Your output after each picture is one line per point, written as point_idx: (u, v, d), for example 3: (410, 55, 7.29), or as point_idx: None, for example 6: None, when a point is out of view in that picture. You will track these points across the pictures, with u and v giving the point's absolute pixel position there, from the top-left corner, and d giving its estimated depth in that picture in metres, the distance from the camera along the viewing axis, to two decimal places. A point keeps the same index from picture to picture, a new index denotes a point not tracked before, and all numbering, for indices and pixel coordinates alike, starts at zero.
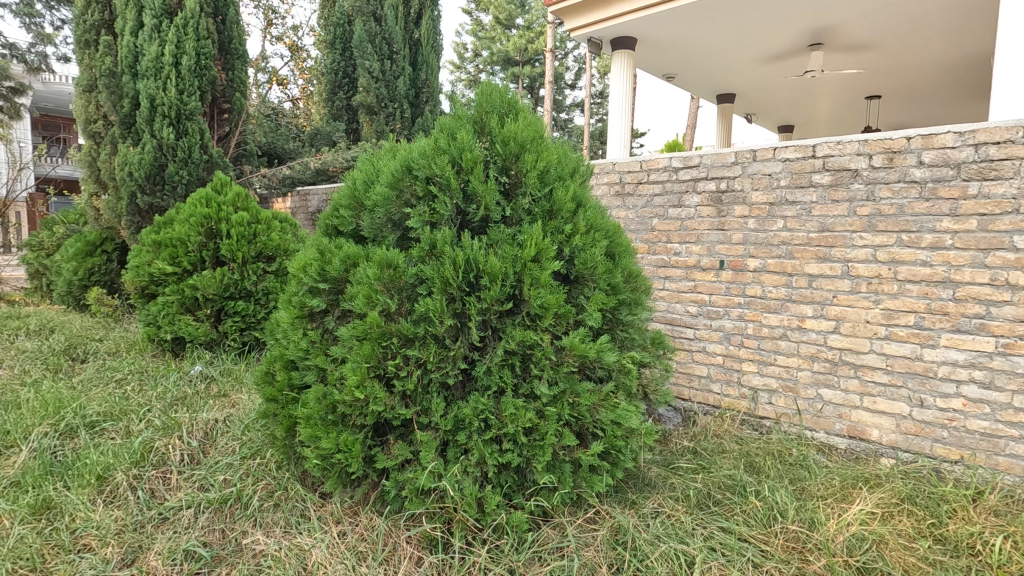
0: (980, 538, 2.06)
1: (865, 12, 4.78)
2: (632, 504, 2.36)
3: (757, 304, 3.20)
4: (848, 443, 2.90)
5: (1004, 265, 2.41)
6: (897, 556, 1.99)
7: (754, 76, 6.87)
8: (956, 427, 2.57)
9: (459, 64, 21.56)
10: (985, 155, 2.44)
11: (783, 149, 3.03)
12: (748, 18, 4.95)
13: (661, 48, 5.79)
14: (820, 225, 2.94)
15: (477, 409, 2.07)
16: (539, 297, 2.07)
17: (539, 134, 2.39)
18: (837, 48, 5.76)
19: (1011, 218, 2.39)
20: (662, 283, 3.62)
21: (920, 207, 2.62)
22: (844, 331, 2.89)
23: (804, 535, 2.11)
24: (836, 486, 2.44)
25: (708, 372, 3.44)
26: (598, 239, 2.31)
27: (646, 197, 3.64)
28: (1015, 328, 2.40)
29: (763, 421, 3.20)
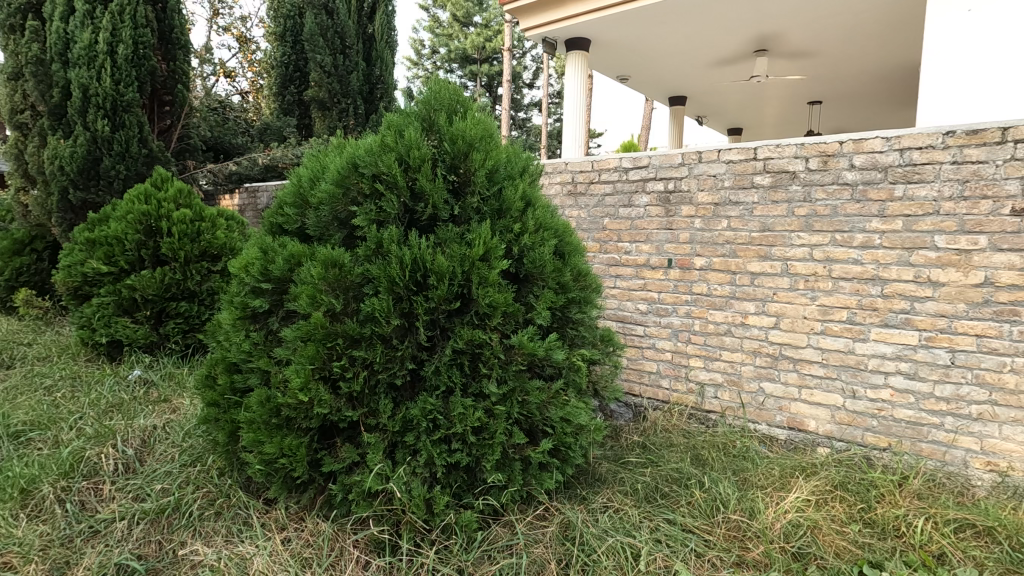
0: (904, 520, 2.18)
1: (806, 21, 4.98)
2: (582, 500, 2.40)
3: (704, 301, 3.29)
4: (788, 434, 3.02)
5: (927, 263, 2.57)
6: (830, 541, 2.09)
7: (704, 80, 7.06)
8: (885, 416, 2.72)
9: (416, 60, 21.29)
10: (909, 159, 2.59)
11: (727, 151, 3.12)
12: (697, 22, 5.08)
13: (614, 50, 5.87)
14: (761, 225, 3.05)
15: (426, 410, 2.06)
16: (487, 297, 2.07)
17: (489, 134, 2.38)
18: (780, 55, 5.99)
19: (932, 220, 2.54)
20: (613, 281, 3.68)
21: (851, 208, 2.75)
22: (784, 327, 3.01)
23: (744, 523, 2.20)
24: (775, 476, 2.54)
25: (657, 368, 3.50)
26: (547, 238, 2.32)
27: (598, 196, 3.69)
28: (935, 322, 2.56)
29: (710, 415, 3.29)
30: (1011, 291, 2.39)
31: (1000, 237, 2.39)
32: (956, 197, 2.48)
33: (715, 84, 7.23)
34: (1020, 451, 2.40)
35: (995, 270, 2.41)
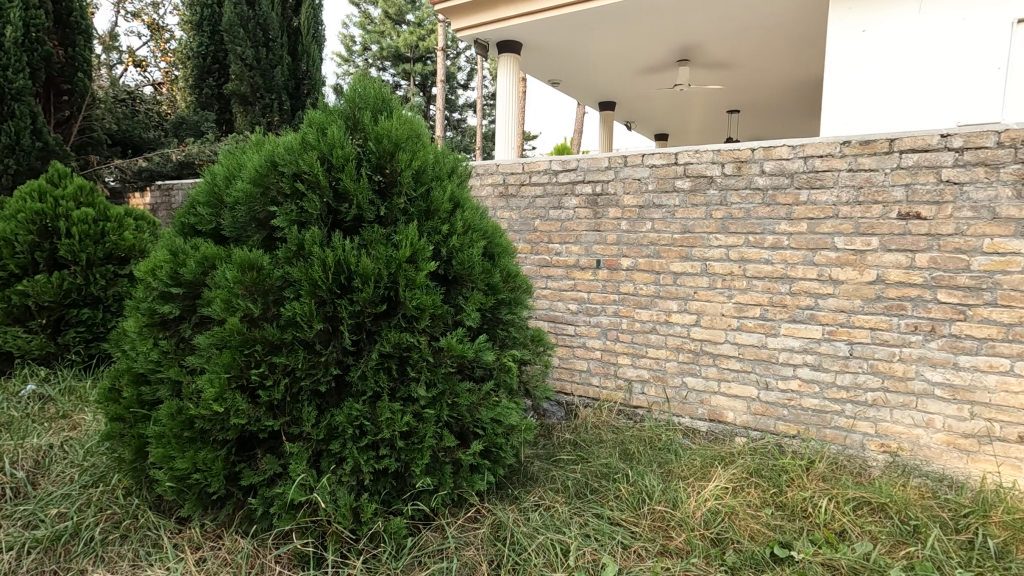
0: (811, 502, 2.35)
1: (725, 34, 5.26)
2: (514, 500, 2.42)
3: (630, 301, 3.40)
4: (708, 426, 3.17)
5: (828, 263, 2.78)
6: (746, 525, 2.22)
7: (632, 87, 7.31)
8: (794, 406, 2.91)
9: (347, 56, 20.70)
10: (812, 166, 2.79)
11: (650, 156, 3.25)
12: (624, 31, 5.25)
13: (546, 54, 5.97)
14: (682, 227, 3.18)
15: (351, 416, 2.00)
16: (414, 298, 2.04)
17: (416, 134, 2.35)
18: (701, 65, 6.31)
19: (832, 223, 2.76)
20: (544, 282, 3.72)
21: (762, 211, 2.93)
22: (704, 324, 3.16)
23: (668, 513, 2.29)
24: (697, 466, 2.66)
25: (587, 366, 3.58)
26: (476, 239, 2.32)
27: (529, 198, 3.72)
28: (836, 317, 2.78)
29: (637, 410, 3.41)
30: (899, 287, 2.62)
31: (889, 239, 2.63)
32: (852, 202, 2.70)
33: (643, 91, 7.51)
34: (908, 433, 2.64)
35: (885, 269, 2.65)
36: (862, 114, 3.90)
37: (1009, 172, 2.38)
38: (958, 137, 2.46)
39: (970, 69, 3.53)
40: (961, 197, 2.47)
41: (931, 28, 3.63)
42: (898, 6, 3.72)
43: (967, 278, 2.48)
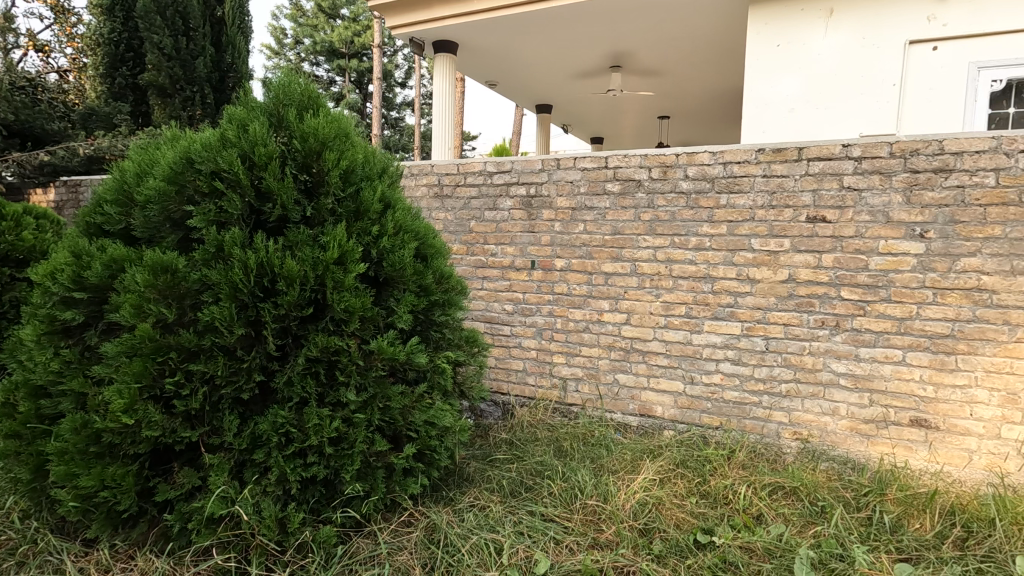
0: (731, 489, 2.48)
1: (654, 43, 5.46)
2: (449, 502, 2.42)
3: (564, 301, 3.46)
4: (639, 421, 3.27)
5: (746, 263, 2.95)
6: (670, 514, 2.32)
7: (568, 90, 7.45)
8: (716, 399, 3.07)
9: (277, 50, 19.88)
10: (730, 172, 2.95)
11: (582, 159, 3.32)
12: (558, 36, 5.36)
13: (483, 55, 5.98)
14: (612, 228, 3.28)
15: (276, 423, 1.93)
16: (343, 301, 2.00)
17: (345, 133, 2.30)
18: (633, 72, 6.51)
19: (749, 225, 2.93)
20: (480, 282, 3.71)
21: (686, 214, 3.07)
22: (634, 322, 3.27)
23: (599, 507, 2.36)
24: (627, 460, 2.75)
25: (523, 366, 3.60)
26: (407, 241, 2.29)
27: (464, 199, 3.71)
28: (753, 314, 2.95)
29: (572, 407, 3.47)
30: (808, 285, 2.82)
31: (800, 241, 2.82)
32: (766, 206, 2.89)
33: (578, 96, 7.67)
34: (817, 420, 2.84)
35: (796, 269, 2.84)
36: (777, 123, 4.16)
37: (899, 180, 2.61)
38: (856, 147, 2.68)
39: (869, 86, 3.86)
40: (860, 203, 2.69)
41: (837, 46, 3.95)
42: (808, 24, 4.03)
43: (865, 276, 2.70)
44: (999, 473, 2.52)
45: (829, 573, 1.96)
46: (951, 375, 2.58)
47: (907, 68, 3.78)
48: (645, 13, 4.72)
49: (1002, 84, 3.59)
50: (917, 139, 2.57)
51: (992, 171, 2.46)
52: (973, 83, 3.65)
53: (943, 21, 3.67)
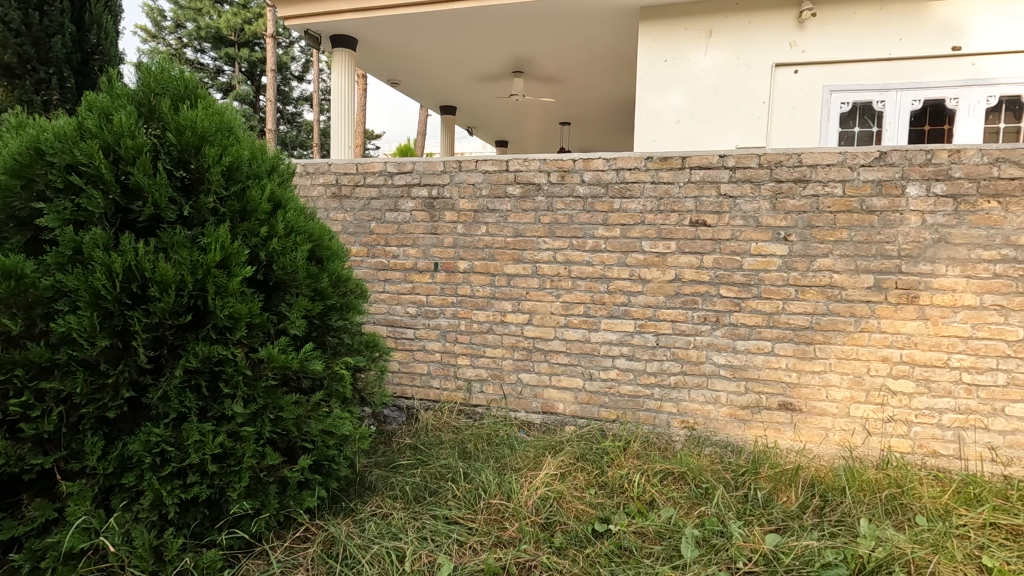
0: (627, 478, 2.62)
1: (554, 51, 5.63)
2: (349, 513, 2.34)
3: (468, 302, 3.46)
4: (542, 418, 3.36)
5: (638, 264, 3.13)
6: (571, 507, 2.40)
7: (471, 93, 7.48)
8: (613, 393, 3.22)
9: (155, 33, 18.12)
10: (623, 177, 3.12)
11: (483, 162, 3.35)
12: (460, 38, 5.37)
13: (384, 53, 5.85)
14: (514, 230, 3.34)
15: (149, 442, 1.77)
16: (226, 307, 1.87)
17: (227, 127, 2.14)
18: (534, 78, 6.67)
19: (640, 228, 3.11)
20: (382, 285, 3.61)
21: (583, 217, 3.20)
22: (536, 322, 3.34)
23: (503, 505, 2.39)
24: (530, 457, 2.82)
25: (428, 369, 3.56)
26: (300, 243, 2.19)
27: (364, 200, 3.60)
28: (645, 312, 3.14)
29: (477, 408, 3.49)
30: (692, 284, 3.05)
31: (684, 243, 3.05)
32: (655, 211, 3.08)
33: (482, 99, 7.74)
34: (702, 409, 3.08)
35: (682, 269, 3.06)
36: (666, 133, 4.47)
37: (766, 189, 2.90)
38: (731, 157, 2.93)
39: (742, 103, 4.26)
40: (735, 209, 2.95)
41: (716, 64, 4.31)
42: (691, 43, 4.36)
43: (740, 276, 2.97)
44: (849, 447, 2.87)
45: (712, 549, 2.13)
46: (810, 362, 2.90)
47: (773, 88, 4.21)
48: (545, 22, 4.85)
49: (850, 106, 4.11)
50: (780, 152, 2.86)
51: (840, 182, 2.80)
52: (826, 104, 4.14)
53: (802, 47, 4.13)
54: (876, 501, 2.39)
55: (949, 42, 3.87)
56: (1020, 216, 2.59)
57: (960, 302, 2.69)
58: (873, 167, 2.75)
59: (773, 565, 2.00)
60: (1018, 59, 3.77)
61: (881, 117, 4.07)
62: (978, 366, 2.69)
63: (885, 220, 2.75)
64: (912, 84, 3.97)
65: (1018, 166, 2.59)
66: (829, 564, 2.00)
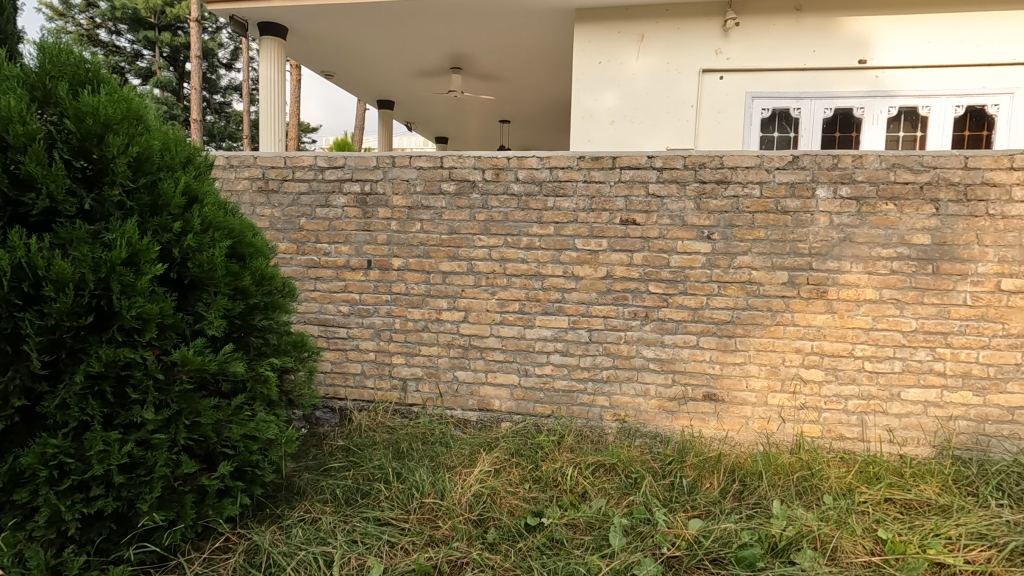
0: (560, 471, 2.67)
1: (491, 48, 5.62)
2: (276, 520, 2.27)
3: (402, 301, 3.41)
4: (478, 415, 3.36)
5: (570, 261, 3.19)
6: (504, 502, 2.42)
7: (409, 87, 7.36)
8: (548, 388, 3.27)
9: (62, 11, 16.68)
10: (556, 176, 3.16)
11: (417, 158, 3.30)
12: (395, 32, 5.27)
13: (316, 43, 5.65)
14: (449, 227, 3.31)
15: (45, 455, 1.64)
16: (134, 307, 1.75)
17: (137, 114, 1.99)
18: (472, 74, 6.65)
19: (573, 226, 3.17)
20: (312, 283, 3.49)
21: (518, 215, 3.23)
22: (471, 319, 3.34)
23: (436, 504, 2.38)
24: (465, 455, 2.81)
25: (361, 369, 3.48)
26: (218, 239, 2.08)
27: (292, 195, 3.46)
28: (578, 308, 3.20)
29: (412, 408, 3.44)
30: (622, 281, 3.14)
31: (615, 241, 3.13)
32: (587, 209, 3.15)
33: (420, 94, 7.63)
34: (633, 401, 3.17)
35: (613, 266, 3.14)
36: (600, 134, 4.57)
37: (691, 189, 3.02)
38: (658, 159, 3.04)
39: (671, 106, 4.42)
40: (662, 208, 3.06)
41: (647, 68, 4.45)
42: (624, 46, 4.47)
43: (667, 272, 3.09)
44: (767, 433, 3.05)
45: (638, 537, 2.20)
46: (732, 355, 3.06)
47: (699, 93, 4.40)
48: (482, 19, 4.83)
49: (769, 113, 4.35)
50: (703, 154, 2.99)
51: (757, 184, 2.96)
52: (748, 110, 4.36)
53: (726, 55, 4.33)
54: (789, 483, 2.56)
55: (856, 55, 4.17)
56: (913, 217, 2.84)
57: (863, 296, 2.91)
58: (787, 169, 2.93)
59: (695, 549, 2.09)
60: (914, 73, 4.13)
61: (797, 123, 4.34)
62: (878, 355, 2.92)
63: (798, 220, 2.94)
64: (823, 93, 4.26)
65: (911, 171, 2.83)
66: (745, 544, 2.12)
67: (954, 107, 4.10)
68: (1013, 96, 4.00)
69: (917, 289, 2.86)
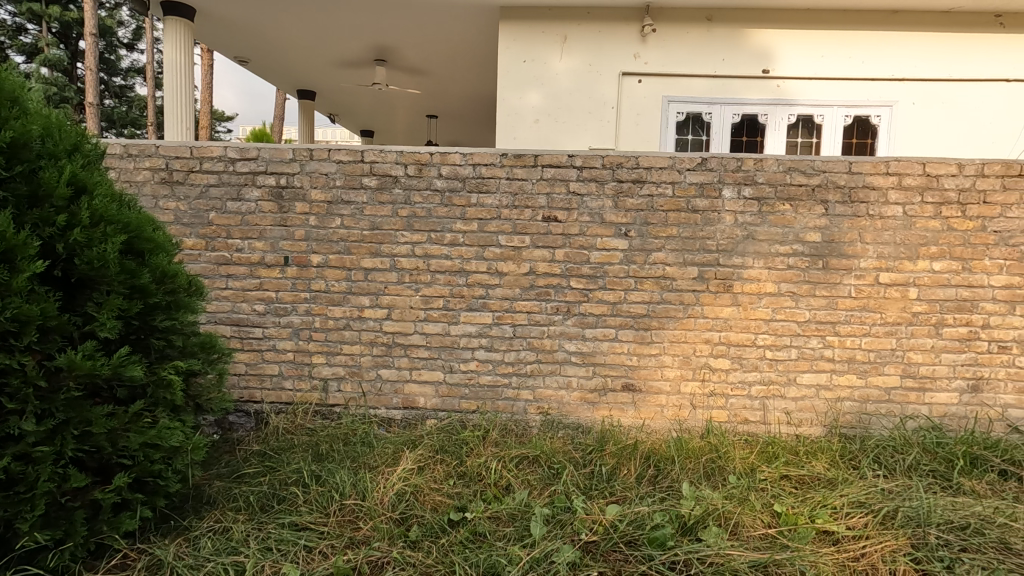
0: (484, 466, 2.69)
1: (416, 41, 5.53)
2: (183, 531, 2.16)
3: (322, 298, 3.30)
4: (403, 413, 3.33)
5: (494, 257, 3.22)
6: (427, 499, 2.42)
7: (331, 77, 7.10)
8: (473, 384, 3.29)
9: None
10: (479, 173, 3.18)
11: (336, 152, 3.20)
12: (315, 19, 5.07)
13: (227, 26, 5.34)
14: (371, 223, 3.24)
15: None
16: (8, 309, 1.60)
17: (14, 96, 1.81)
18: (398, 67, 6.51)
19: (496, 223, 3.20)
20: (224, 281, 3.31)
21: (441, 211, 3.21)
22: (395, 317, 3.29)
23: (357, 505, 2.34)
24: (388, 454, 2.77)
25: (279, 370, 3.34)
26: (111, 234, 1.91)
27: (200, 188, 3.25)
28: (502, 304, 3.24)
29: (334, 408, 3.35)
30: (545, 277, 3.21)
31: (537, 238, 3.19)
32: (510, 206, 3.18)
33: (343, 85, 7.38)
34: (555, 394, 3.25)
35: (535, 262, 3.20)
36: (526, 131, 4.62)
37: (609, 188, 3.13)
38: (578, 158, 3.12)
39: (594, 107, 4.55)
40: (582, 206, 3.15)
41: (570, 69, 4.55)
42: (547, 46, 4.55)
43: (588, 268, 3.18)
44: (679, 420, 3.22)
45: (558, 525, 2.27)
46: (648, 346, 3.21)
47: (619, 96, 4.56)
48: (406, 11, 4.75)
49: (684, 116, 4.58)
50: (620, 154, 3.10)
51: (670, 184, 3.12)
52: (665, 112, 4.56)
53: (644, 59, 4.51)
54: (698, 466, 2.73)
55: (761, 65, 4.47)
56: (807, 217, 3.09)
57: (764, 289, 3.14)
58: (696, 171, 3.10)
59: (611, 533, 2.19)
60: (810, 84, 4.49)
61: (709, 127, 4.60)
62: (777, 343, 3.16)
63: (706, 219, 3.12)
64: (732, 100, 4.54)
65: (805, 174, 3.07)
66: (657, 525, 2.24)
67: (844, 116, 4.51)
68: (893, 108, 4.45)
69: (810, 283, 3.12)
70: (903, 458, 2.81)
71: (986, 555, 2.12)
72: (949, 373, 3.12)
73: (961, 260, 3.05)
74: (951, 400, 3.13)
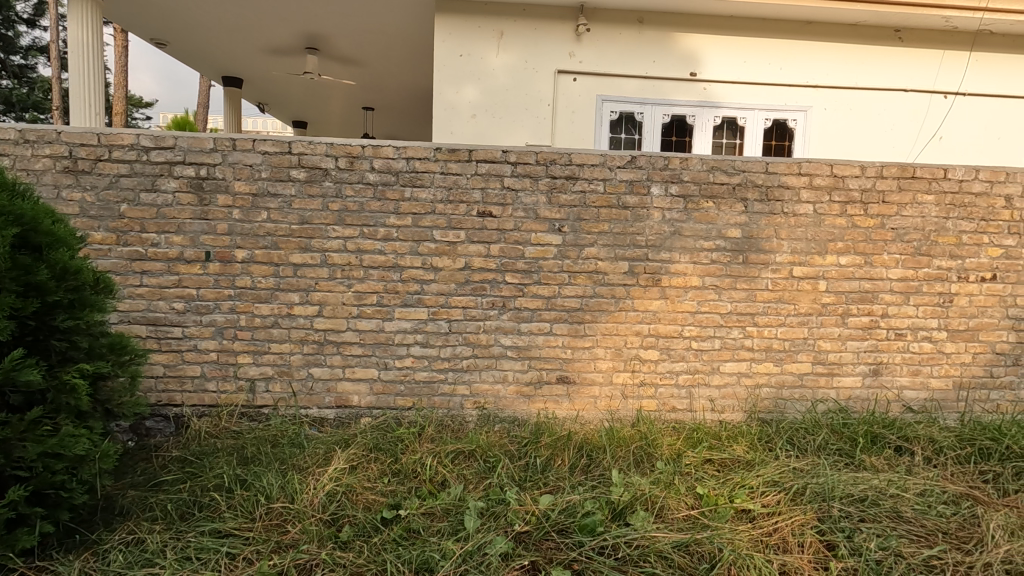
0: (419, 462, 2.66)
1: (349, 30, 5.37)
2: (92, 546, 2.05)
3: (248, 296, 3.16)
4: (335, 413, 3.25)
5: (429, 253, 3.19)
6: (360, 498, 2.37)
7: (259, 64, 6.77)
8: (408, 380, 3.25)
9: None
10: (412, 167, 3.13)
11: (261, 142, 3.07)
12: (239, 3, 4.82)
13: (141, 6, 4.99)
14: (300, 217, 3.13)
15: None
16: None
17: None
18: (330, 56, 6.29)
19: (431, 218, 3.17)
20: (137, 278, 3.10)
21: (374, 206, 3.15)
22: (326, 314, 3.20)
23: (286, 508, 2.27)
24: (319, 454, 2.70)
25: (201, 371, 3.17)
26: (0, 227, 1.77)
27: (110, 178, 3.03)
28: (437, 299, 3.22)
29: (262, 409, 3.22)
30: (480, 272, 3.21)
31: (472, 233, 3.19)
32: (444, 201, 3.17)
33: (273, 73, 7.06)
34: (491, 389, 3.27)
35: (470, 257, 3.20)
36: (462, 126, 4.60)
37: (542, 184, 3.18)
38: (511, 153, 3.14)
39: (529, 104, 4.59)
40: (517, 202, 3.18)
41: (506, 65, 4.56)
42: (483, 41, 4.53)
43: (522, 263, 3.22)
44: (611, 410, 3.32)
45: (492, 517, 2.30)
46: (582, 339, 3.28)
47: (554, 93, 4.62)
48: None
49: (617, 115, 4.70)
50: (553, 152, 3.15)
51: (601, 181, 3.20)
52: (599, 111, 4.67)
53: (578, 58, 4.60)
54: (628, 454, 2.83)
55: (688, 68, 4.66)
56: (728, 214, 3.26)
57: (690, 283, 3.28)
58: (626, 168, 3.20)
59: (542, 523, 2.23)
60: (734, 88, 4.72)
61: (641, 126, 4.74)
62: (701, 334, 3.32)
63: (636, 215, 3.23)
64: (662, 101, 4.71)
65: (726, 174, 3.23)
66: (587, 512, 2.31)
67: (764, 119, 4.78)
68: (807, 113, 4.76)
69: (731, 276, 3.29)
70: (813, 439, 3.04)
71: (881, 523, 2.33)
72: (853, 359, 3.39)
73: (864, 255, 3.31)
74: (855, 383, 3.40)
